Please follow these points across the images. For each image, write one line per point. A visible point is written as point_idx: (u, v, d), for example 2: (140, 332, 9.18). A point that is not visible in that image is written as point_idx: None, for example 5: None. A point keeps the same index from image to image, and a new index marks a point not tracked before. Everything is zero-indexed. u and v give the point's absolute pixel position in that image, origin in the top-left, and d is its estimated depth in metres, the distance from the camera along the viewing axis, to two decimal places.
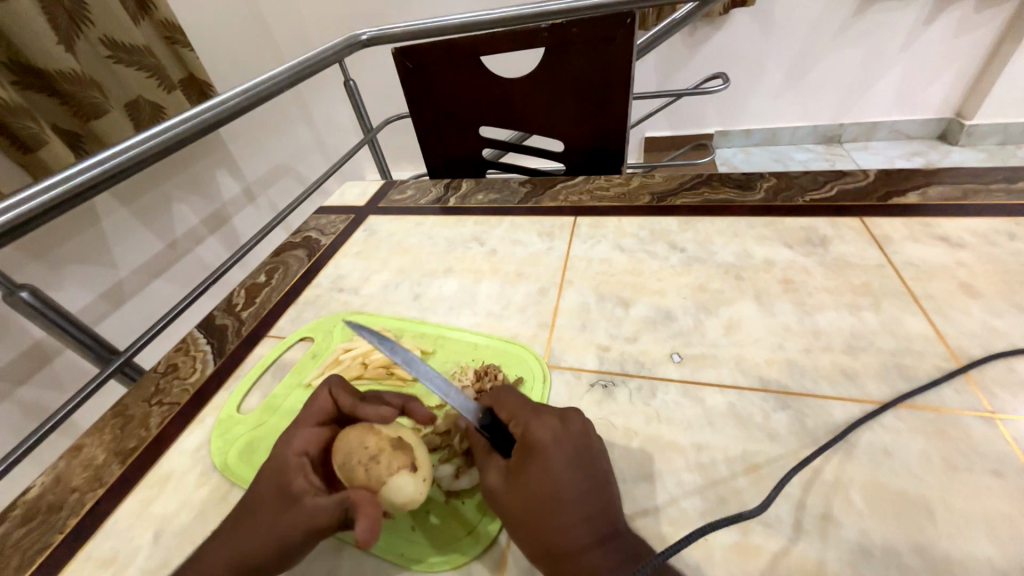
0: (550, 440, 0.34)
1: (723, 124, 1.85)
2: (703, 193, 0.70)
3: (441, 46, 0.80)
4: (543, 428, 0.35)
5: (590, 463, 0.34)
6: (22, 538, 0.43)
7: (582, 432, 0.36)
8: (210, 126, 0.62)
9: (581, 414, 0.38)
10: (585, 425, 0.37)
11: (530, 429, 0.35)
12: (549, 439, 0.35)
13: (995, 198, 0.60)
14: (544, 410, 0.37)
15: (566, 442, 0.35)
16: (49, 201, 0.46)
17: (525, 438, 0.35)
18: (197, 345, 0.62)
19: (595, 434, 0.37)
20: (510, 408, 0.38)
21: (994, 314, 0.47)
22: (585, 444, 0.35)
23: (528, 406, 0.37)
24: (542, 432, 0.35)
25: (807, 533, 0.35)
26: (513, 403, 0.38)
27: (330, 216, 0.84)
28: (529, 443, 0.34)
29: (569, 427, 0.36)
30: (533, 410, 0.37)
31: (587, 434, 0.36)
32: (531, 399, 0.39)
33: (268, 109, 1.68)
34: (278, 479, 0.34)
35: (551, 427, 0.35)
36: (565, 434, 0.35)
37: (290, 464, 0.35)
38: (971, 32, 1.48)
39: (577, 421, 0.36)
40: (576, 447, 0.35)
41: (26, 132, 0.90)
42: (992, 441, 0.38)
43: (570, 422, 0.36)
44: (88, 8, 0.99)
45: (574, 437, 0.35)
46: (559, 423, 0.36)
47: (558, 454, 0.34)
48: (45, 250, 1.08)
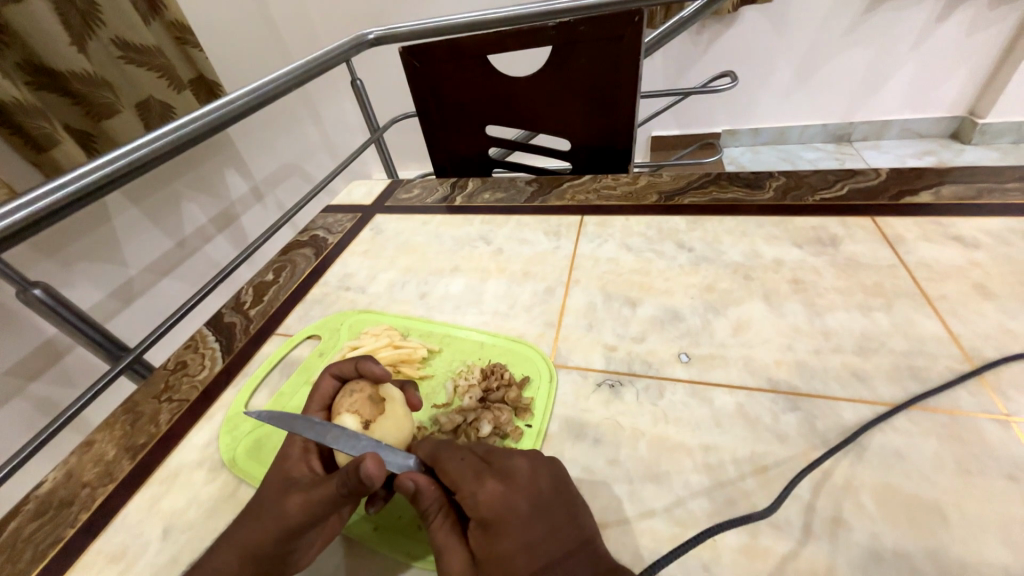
0: (501, 507, 0.33)
1: (731, 123, 1.83)
2: (711, 192, 0.70)
3: (448, 45, 0.80)
4: (490, 495, 0.34)
5: (552, 518, 0.33)
6: (34, 532, 0.44)
7: (533, 485, 0.35)
8: (218, 126, 0.62)
9: (525, 462, 0.36)
10: (534, 476, 0.35)
11: (478, 502, 0.33)
12: (501, 505, 0.33)
13: (1010, 197, 0.59)
14: (485, 473, 0.35)
15: (518, 502, 0.33)
16: (62, 200, 0.47)
17: (479, 513, 0.33)
18: (206, 342, 0.62)
19: (547, 479, 0.35)
20: (452, 471, 0.36)
21: (1010, 315, 0.47)
22: (540, 499, 0.34)
23: (468, 471, 0.36)
24: (492, 500, 0.33)
25: (817, 536, 0.35)
26: (454, 471, 0.36)
27: (337, 215, 0.84)
28: (485, 517, 0.33)
29: (517, 484, 0.34)
30: (476, 474, 0.35)
31: (539, 487, 0.34)
32: (473, 456, 0.37)
33: (276, 109, 1.69)
34: (285, 468, 0.38)
35: (497, 490, 0.34)
36: (516, 494, 0.34)
37: (295, 450, 0.39)
38: (984, 29, 1.46)
39: (521, 472, 0.35)
40: (531, 506, 0.33)
41: (40, 132, 0.91)
42: (1007, 444, 0.37)
43: (515, 478, 0.35)
44: (100, 9, 1.00)
45: (526, 493, 0.34)
46: (505, 483, 0.34)
47: (515, 521, 0.32)
48: (58, 248, 1.10)
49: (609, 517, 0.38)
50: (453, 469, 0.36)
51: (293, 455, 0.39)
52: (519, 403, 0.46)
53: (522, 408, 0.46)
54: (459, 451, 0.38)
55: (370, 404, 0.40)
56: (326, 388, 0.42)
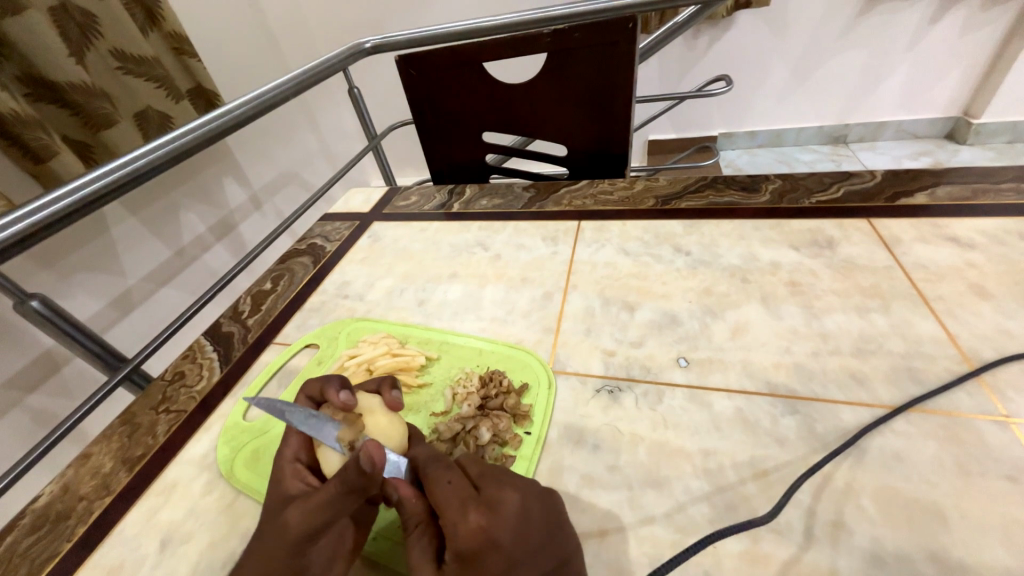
0: (481, 544, 0.30)
1: (728, 126, 1.84)
2: (707, 196, 0.70)
3: (444, 53, 0.81)
4: (471, 528, 0.31)
5: (534, 559, 0.30)
6: (30, 546, 0.43)
7: (521, 520, 0.31)
8: (216, 135, 0.62)
9: (518, 490, 0.33)
10: (524, 509, 0.32)
11: (458, 534, 0.31)
12: (482, 540, 0.30)
13: (1004, 197, 0.59)
14: (472, 504, 0.32)
15: (500, 539, 0.30)
16: (60, 211, 0.47)
17: (459, 546, 0.31)
18: (204, 352, 0.62)
19: (537, 514, 0.32)
20: (438, 495, 0.34)
21: (1007, 316, 0.47)
22: (524, 537, 0.31)
23: (455, 496, 0.33)
24: (473, 534, 0.31)
25: (818, 540, 0.34)
26: (441, 492, 0.34)
27: (335, 223, 0.85)
28: (463, 553, 0.30)
29: (502, 519, 0.31)
30: (462, 501, 0.33)
31: (527, 523, 0.31)
32: (461, 479, 0.34)
33: (274, 117, 1.69)
34: (279, 487, 0.37)
35: (480, 524, 0.31)
36: (498, 530, 0.30)
37: (285, 470, 0.37)
38: (977, 30, 1.47)
39: (510, 504, 0.32)
40: (514, 547, 0.30)
41: (39, 144, 0.92)
42: (1007, 445, 0.37)
43: (502, 512, 0.31)
44: (98, 20, 1.01)
45: (511, 531, 0.30)
46: (490, 517, 0.31)
47: (492, 563, 0.29)
48: (56, 259, 1.10)
49: (609, 524, 0.38)
50: (440, 491, 0.34)
51: (286, 474, 0.37)
52: (518, 410, 0.46)
53: (521, 415, 0.46)
54: (450, 472, 0.35)
55: (345, 421, 0.38)
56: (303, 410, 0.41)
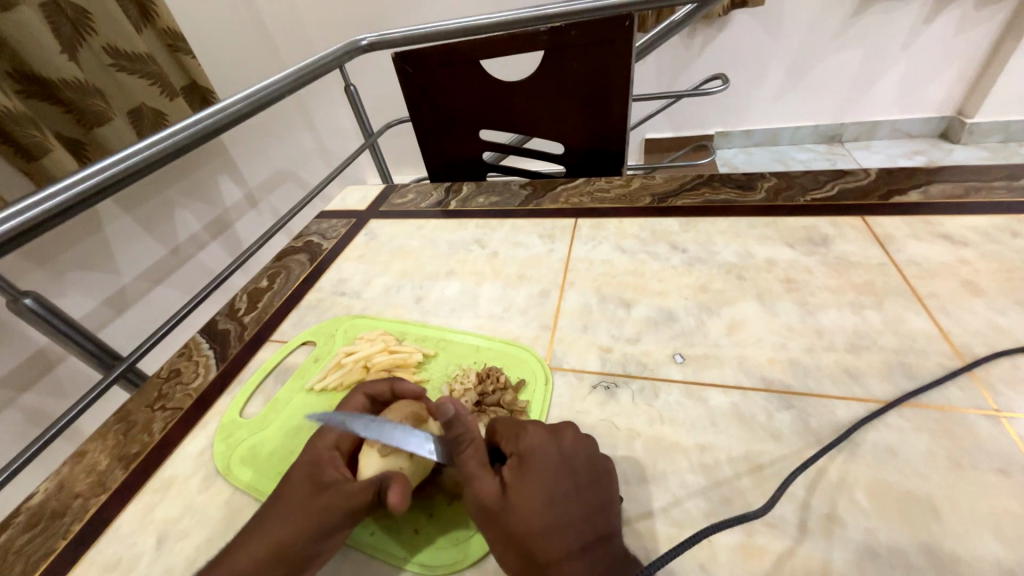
0: (541, 454, 0.35)
1: (724, 125, 1.85)
2: (703, 194, 0.70)
3: (440, 50, 0.81)
4: (536, 440, 0.36)
5: (581, 485, 0.34)
6: (26, 543, 0.43)
7: (574, 450, 0.36)
8: (212, 132, 0.62)
9: (574, 427, 0.38)
10: (576, 443, 0.37)
11: (523, 442, 0.36)
12: (544, 451, 0.35)
13: (996, 195, 0.60)
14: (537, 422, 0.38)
15: (555, 457, 0.35)
16: (53, 208, 0.47)
17: (523, 451, 0.35)
18: (200, 350, 0.62)
19: (587, 446, 0.37)
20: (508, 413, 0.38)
21: (998, 312, 0.47)
22: (576, 460, 0.35)
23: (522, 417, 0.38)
24: (534, 445, 0.35)
25: (812, 532, 0.35)
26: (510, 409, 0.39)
27: (331, 220, 0.84)
28: (524, 459, 0.35)
29: (561, 442, 0.36)
30: (527, 421, 0.38)
31: (577, 454, 0.36)
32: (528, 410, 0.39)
33: (270, 116, 1.69)
34: (313, 469, 0.38)
35: (541, 439, 0.36)
36: (558, 449, 0.36)
37: (323, 456, 0.38)
38: (970, 30, 1.48)
39: (567, 434, 0.37)
40: (567, 467, 0.35)
41: (31, 141, 0.91)
42: (998, 439, 0.38)
43: (561, 438, 0.37)
44: (91, 16, 1.00)
45: (566, 454, 0.35)
46: (551, 437, 0.36)
47: (549, 472, 0.34)
48: (50, 256, 1.09)
49: None
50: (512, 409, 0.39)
51: (320, 460, 0.38)
52: (514, 406, 0.46)
53: (518, 411, 0.46)
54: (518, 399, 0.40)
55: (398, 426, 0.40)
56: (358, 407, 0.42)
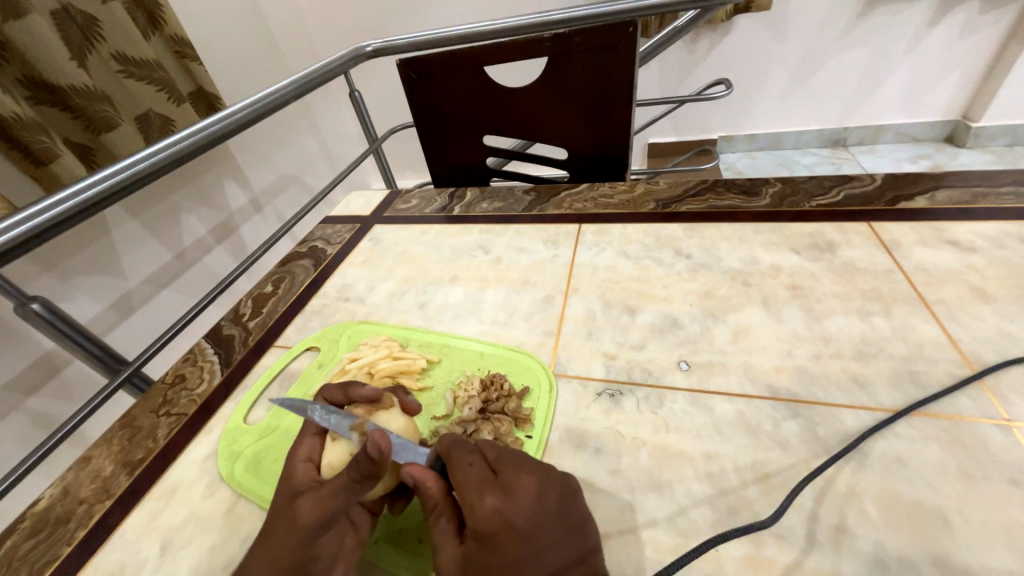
0: (496, 526, 0.32)
1: (728, 129, 1.84)
2: (707, 199, 0.70)
3: (444, 56, 0.81)
4: (487, 510, 0.32)
5: (550, 537, 0.32)
6: (30, 550, 0.43)
7: (537, 504, 0.33)
8: (218, 139, 0.63)
9: (533, 477, 0.34)
10: (539, 495, 0.33)
11: (475, 515, 0.32)
12: (497, 523, 0.32)
13: (1003, 201, 0.59)
14: (488, 485, 0.34)
15: (513, 523, 0.32)
16: (61, 214, 0.47)
17: (475, 526, 0.32)
18: (204, 355, 0.62)
19: (553, 498, 0.33)
20: (460, 476, 0.35)
21: (1007, 319, 0.47)
22: (539, 520, 0.32)
23: (474, 482, 0.34)
24: (489, 515, 0.32)
25: (820, 544, 0.34)
26: (461, 473, 0.35)
27: (335, 226, 0.85)
28: (479, 532, 0.32)
29: (518, 503, 0.33)
30: (480, 485, 0.34)
31: (543, 507, 0.33)
32: (485, 463, 0.35)
33: (275, 121, 1.70)
34: (291, 483, 0.37)
35: (496, 507, 0.32)
36: (514, 514, 0.32)
37: (297, 469, 0.38)
38: (975, 34, 1.47)
39: (526, 489, 0.33)
40: (527, 529, 0.32)
41: (40, 146, 0.92)
42: (1009, 449, 0.37)
43: (518, 497, 0.33)
44: (100, 23, 1.01)
45: (527, 515, 0.32)
46: (506, 501, 0.33)
47: (507, 542, 0.31)
48: (57, 261, 1.10)
49: (610, 528, 0.38)
50: (462, 472, 0.35)
51: (296, 472, 0.38)
52: (518, 413, 0.46)
53: (522, 418, 0.46)
54: (471, 453, 0.36)
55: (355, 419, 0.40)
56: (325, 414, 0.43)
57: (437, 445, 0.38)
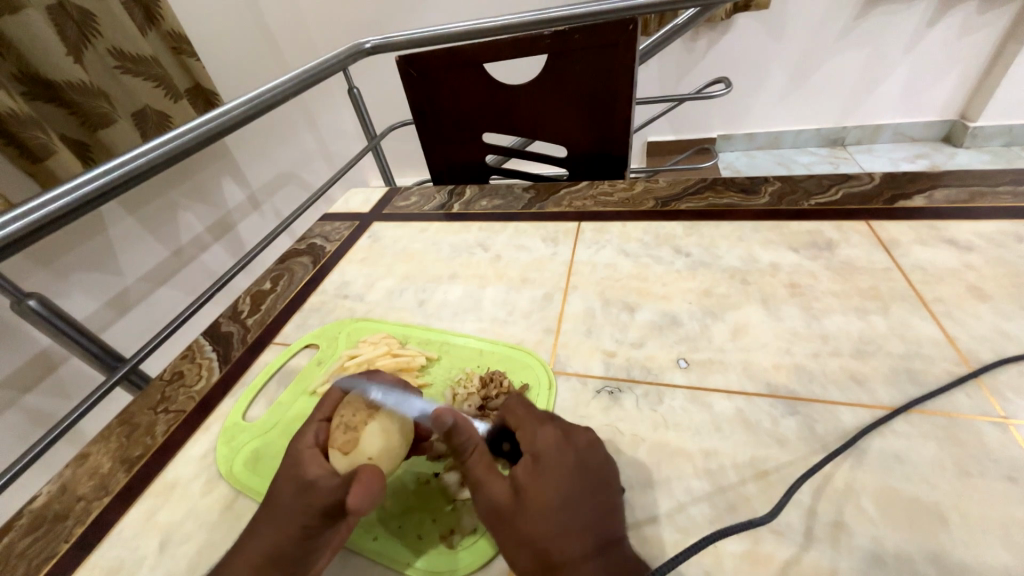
0: (552, 453, 0.35)
1: (727, 128, 1.85)
2: (706, 197, 0.70)
3: (443, 53, 0.81)
4: (546, 440, 0.36)
5: (592, 481, 0.34)
6: (28, 547, 0.43)
7: (586, 449, 0.36)
8: (216, 134, 0.62)
9: (584, 430, 0.38)
10: (587, 445, 0.36)
11: (536, 442, 0.36)
12: (554, 450, 0.35)
13: (1000, 200, 0.60)
14: (548, 420, 0.37)
15: (568, 454, 0.35)
16: (61, 210, 0.47)
17: (534, 449, 0.35)
18: (203, 353, 0.62)
19: (597, 453, 0.36)
20: (520, 416, 0.38)
21: (1004, 317, 0.47)
22: (586, 463, 0.35)
23: (535, 420, 0.38)
24: (545, 444, 0.35)
25: (818, 540, 0.35)
26: (521, 413, 0.39)
27: (334, 223, 0.84)
28: (536, 455, 0.35)
29: (572, 443, 0.36)
30: (538, 423, 0.37)
31: (589, 454, 0.36)
32: (542, 413, 0.39)
33: (273, 117, 1.69)
34: (296, 471, 0.37)
35: (553, 439, 0.36)
36: (568, 450, 0.35)
37: (305, 455, 0.37)
38: (973, 33, 1.47)
39: (580, 435, 0.37)
40: (578, 465, 0.35)
41: (35, 142, 0.91)
42: (1006, 447, 0.37)
43: (573, 436, 0.36)
44: (96, 19, 1.01)
45: (578, 453, 0.35)
46: (564, 438, 0.36)
47: (560, 468, 0.34)
48: (54, 257, 1.09)
49: None
50: (520, 413, 0.39)
51: (303, 460, 0.37)
52: None
53: None
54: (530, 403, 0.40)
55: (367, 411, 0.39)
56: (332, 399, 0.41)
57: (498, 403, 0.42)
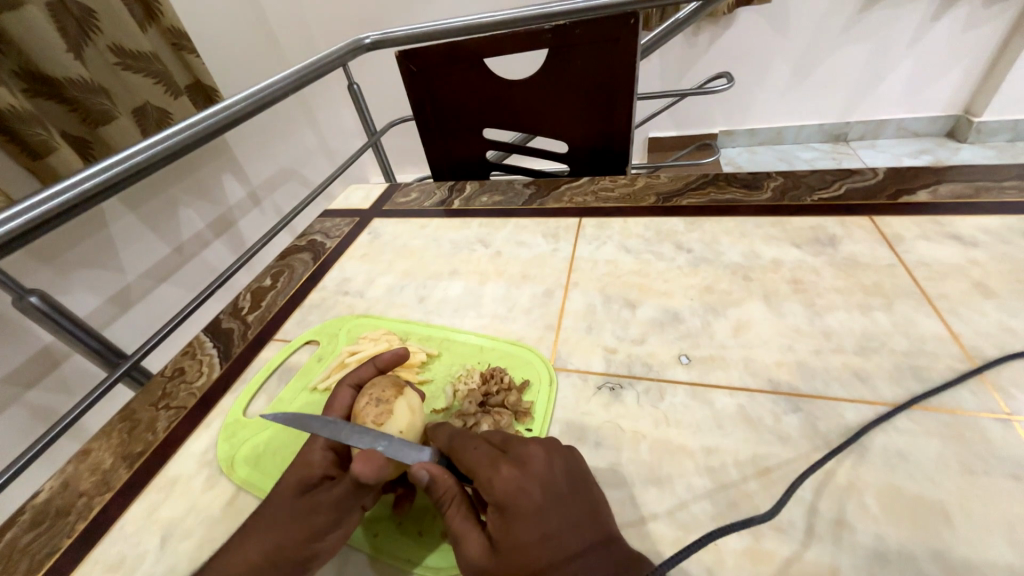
0: (515, 494, 0.32)
1: (729, 124, 1.84)
2: (708, 193, 0.70)
3: (444, 48, 0.80)
4: (504, 480, 0.33)
5: (566, 504, 0.32)
6: (30, 543, 0.43)
7: (549, 472, 0.34)
8: (215, 131, 0.62)
9: (542, 448, 0.35)
10: (550, 464, 0.34)
11: (493, 487, 0.33)
12: (515, 491, 0.32)
13: (1006, 195, 0.59)
14: (500, 459, 0.34)
15: (534, 487, 0.32)
16: (60, 206, 0.47)
17: (496, 499, 0.32)
18: (204, 349, 0.62)
19: (563, 470, 0.34)
20: (470, 461, 0.35)
21: (1009, 314, 0.47)
22: (555, 491, 0.33)
23: (486, 460, 0.35)
24: (506, 485, 0.33)
25: (820, 537, 0.34)
26: (471, 457, 0.35)
27: (334, 219, 0.84)
28: (500, 503, 0.32)
29: (533, 471, 0.33)
30: (492, 460, 0.34)
31: (555, 476, 0.33)
32: (493, 445, 0.36)
33: (273, 113, 1.69)
34: (305, 472, 0.37)
35: (513, 476, 0.33)
36: (530, 482, 0.33)
37: (314, 458, 0.38)
38: (978, 27, 1.46)
39: (536, 458, 0.34)
40: (546, 496, 0.32)
41: (36, 139, 0.91)
42: (1010, 443, 0.37)
43: (531, 466, 0.33)
44: (96, 15, 1.01)
45: (541, 482, 0.33)
46: (521, 471, 0.33)
47: (529, 510, 0.31)
48: (55, 254, 1.09)
49: None
50: (469, 456, 0.35)
51: (313, 460, 0.38)
52: (519, 407, 0.46)
53: (522, 412, 0.46)
54: (476, 439, 0.37)
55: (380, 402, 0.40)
56: (346, 397, 0.43)
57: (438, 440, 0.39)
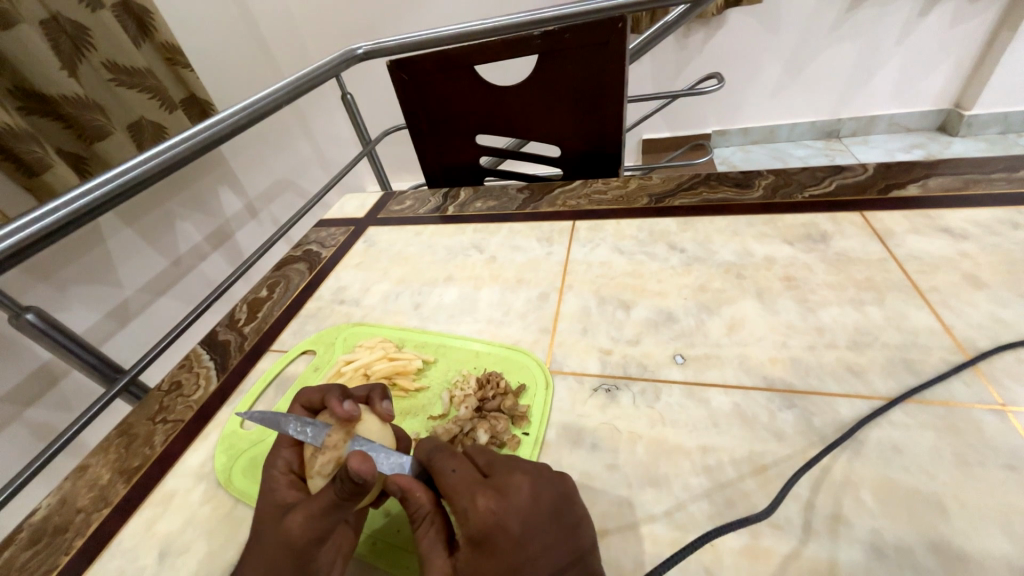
0: (490, 526, 0.31)
1: (722, 124, 1.85)
2: (701, 193, 0.70)
3: (435, 57, 0.81)
4: (481, 511, 0.32)
5: (541, 535, 0.31)
6: (28, 561, 0.43)
7: (531, 503, 0.33)
8: (210, 144, 0.62)
9: (528, 477, 0.34)
10: (533, 494, 0.33)
11: (468, 519, 0.32)
12: (491, 523, 0.31)
13: (995, 187, 0.59)
14: (480, 486, 0.33)
15: (511, 520, 0.31)
16: (53, 224, 0.47)
17: (470, 529, 0.31)
18: (200, 361, 0.62)
19: (547, 499, 0.33)
20: (448, 483, 0.34)
21: (1000, 305, 0.47)
22: (534, 523, 0.32)
23: (465, 484, 0.34)
24: (482, 517, 0.32)
25: (817, 533, 0.34)
26: (450, 479, 0.34)
27: (330, 229, 0.85)
28: (473, 536, 0.31)
29: (511, 502, 0.32)
30: (472, 486, 0.33)
31: (536, 508, 0.32)
32: (476, 469, 0.35)
33: (269, 125, 1.70)
34: (277, 498, 0.35)
35: (489, 508, 0.32)
36: (508, 514, 0.32)
37: (279, 481, 0.36)
38: (966, 22, 1.47)
39: (518, 488, 0.33)
40: (522, 528, 0.31)
41: (31, 156, 0.91)
42: (1003, 433, 0.37)
43: (510, 497, 0.32)
44: (90, 33, 1.02)
45: (520, 514, 0.32)
46: (499, 501, 0.32)
47: (503, 544, 0.30)
48: (52, 271, 1.10)
49: (609, 524, 0.38)
50: (447, 479, 0.34)
51: (280, 485, 0.36)
52: (515, 411, 0.46)
53: (519, 416, 0.46)
54: (458, 460, 0.36)
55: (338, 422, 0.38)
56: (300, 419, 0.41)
57: (418, 451, 0.38)
